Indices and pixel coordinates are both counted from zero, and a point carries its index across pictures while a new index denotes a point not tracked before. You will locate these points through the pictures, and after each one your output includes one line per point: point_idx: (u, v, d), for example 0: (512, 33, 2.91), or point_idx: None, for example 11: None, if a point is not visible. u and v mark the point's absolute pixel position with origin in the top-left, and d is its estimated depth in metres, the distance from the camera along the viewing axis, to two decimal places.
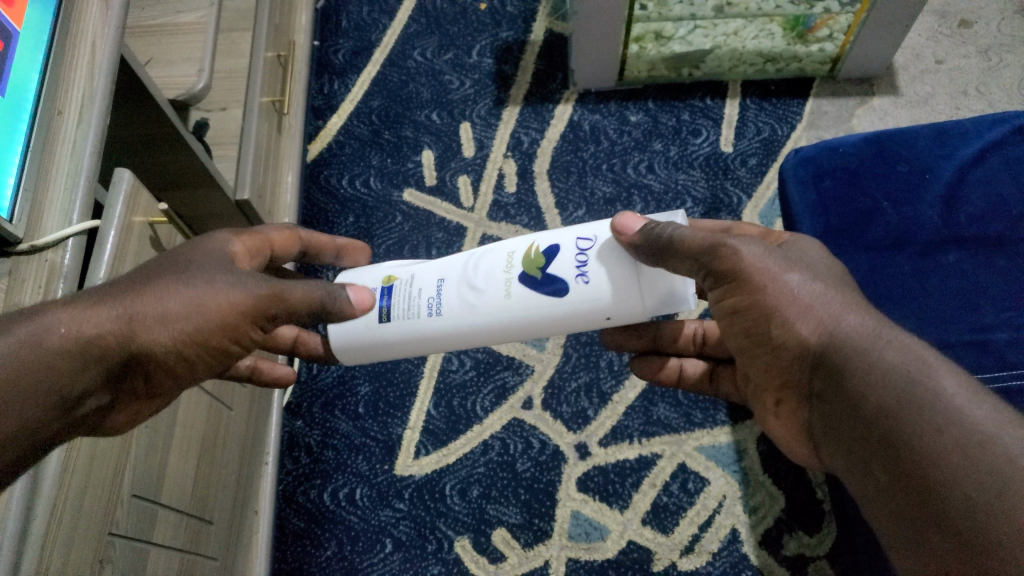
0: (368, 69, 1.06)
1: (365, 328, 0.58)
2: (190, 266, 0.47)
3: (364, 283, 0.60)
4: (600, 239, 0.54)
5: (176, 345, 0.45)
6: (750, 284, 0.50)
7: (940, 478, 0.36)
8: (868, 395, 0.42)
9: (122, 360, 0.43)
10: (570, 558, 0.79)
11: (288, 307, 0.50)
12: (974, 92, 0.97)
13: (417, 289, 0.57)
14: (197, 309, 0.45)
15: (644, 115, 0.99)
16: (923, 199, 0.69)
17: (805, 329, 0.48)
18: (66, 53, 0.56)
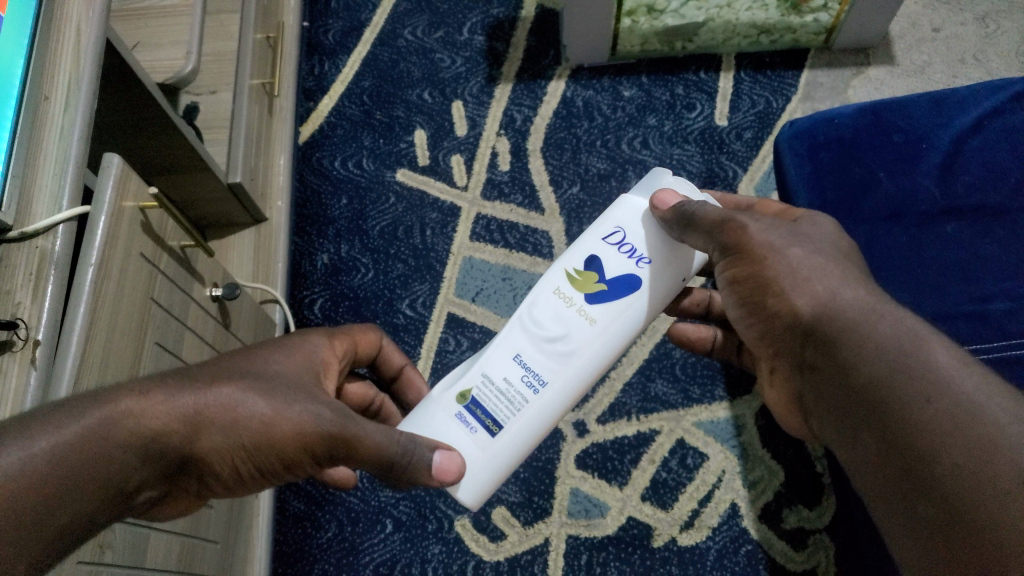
0: (359, 50, 1.05)
1: (491, 447, 0.54)
2: (273, 394, 0.45)
3: (441, 416, 0.54)
4: (626, 228, 0.57)
5: (232, 457, 0.44)
6: (751, 255, 0.49)
7: (928, 447, 0.36)
8: (858, 364, 0.41)
9: (171, 460, 0.42)
10: (570, 535, 0.79)
11: (355, 452, 0.46)
12: (971, 61, 0.96)
13: (503, 381, 0.55)
14: (264, 432, 0.44)
15: (637, 90, 0.98)
16: (919, 168, 0.68)
17: (798, 300, 0.46)
18: (52, 37, 0.56)
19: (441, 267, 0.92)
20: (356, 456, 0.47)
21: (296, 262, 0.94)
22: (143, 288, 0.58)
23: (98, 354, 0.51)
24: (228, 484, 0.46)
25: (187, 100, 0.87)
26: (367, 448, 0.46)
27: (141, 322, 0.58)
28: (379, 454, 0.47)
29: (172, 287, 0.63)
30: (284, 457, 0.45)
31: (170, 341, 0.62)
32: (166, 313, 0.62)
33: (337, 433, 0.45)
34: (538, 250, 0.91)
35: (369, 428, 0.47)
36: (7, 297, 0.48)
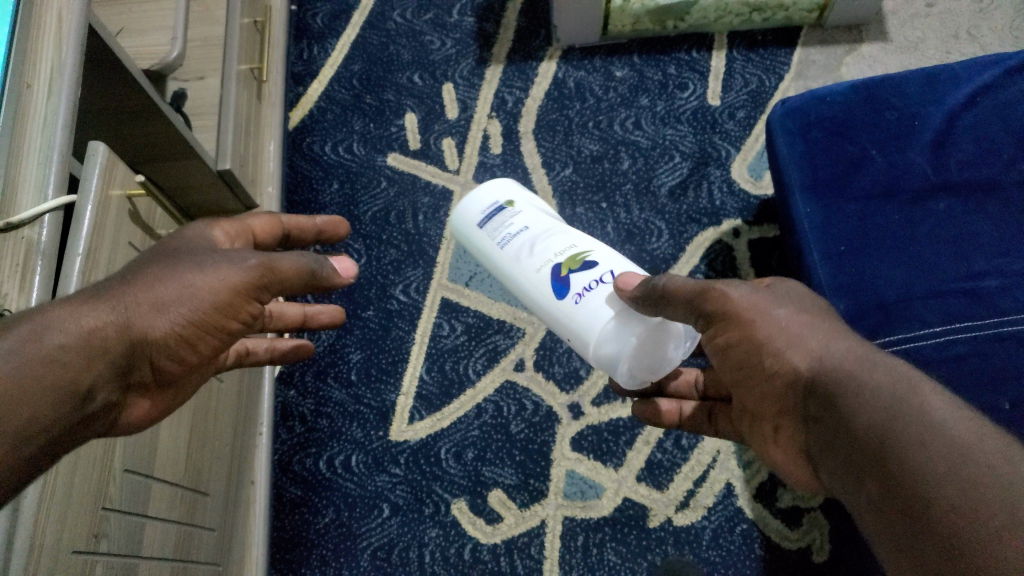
0: (348, 33, 1.04)
1: (467, 227, 0.71)
2: (180, 259, 0.47)
3: (493, 195, 0.71)
4: (610, 284, 0.57)
5: (179, 329, 0.46)
6: (737, 319, 0.49)
7: (926, 488, 0.34)
8: (856, 412, 0.40)
9: (121, 352, 0.43)
10: (566, 517, 0.79)
11: (279, 280, 0.49)
12: (965, 36, 0.96)
13: (512, 223, 0.67)
14: (192, 292, 0.46)
15: (629, 70, 0.98)
16: (911, 144, 0.68)
17: (794, 357, 0.46)
18: (33, 21, 0.54)
19: (434, 252, 0.92)
20: (281, 283, 0.50)
21: None
22: None
23: None
24: (174, 360, 0.48)
25: (174, 86, 0.86)
26: (287, 273, 0.50)
27: None
28: (299, 272, 0.50)
29: None
30: (221, 315, 0.48)
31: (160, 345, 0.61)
32: None
33: (258, 267, 0.48)
34: None
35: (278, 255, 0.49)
36: None
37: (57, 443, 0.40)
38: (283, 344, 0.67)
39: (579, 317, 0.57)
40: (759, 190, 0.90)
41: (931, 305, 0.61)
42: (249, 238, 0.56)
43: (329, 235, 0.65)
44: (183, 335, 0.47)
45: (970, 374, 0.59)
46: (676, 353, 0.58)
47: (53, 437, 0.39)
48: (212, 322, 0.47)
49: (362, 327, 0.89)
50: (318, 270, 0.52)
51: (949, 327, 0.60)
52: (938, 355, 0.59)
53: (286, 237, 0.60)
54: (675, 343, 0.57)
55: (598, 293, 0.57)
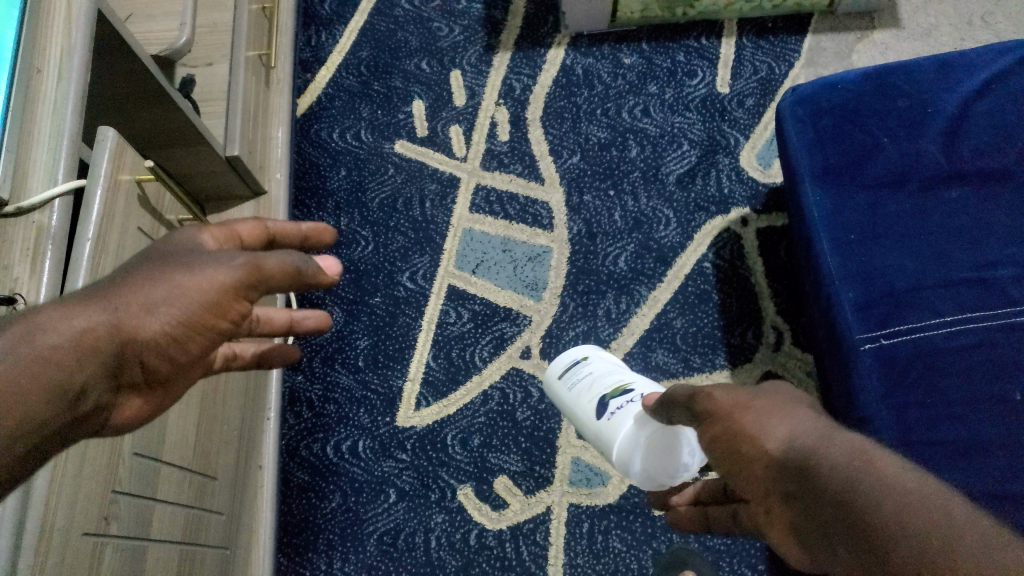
0: (355, 19, 1.04)
1: (551, 376, 0.74)
2: (171, 258, 0.42)
3: (575, 353, 0.75)
4: (637, 404, 0.61)
5: (171, 330, 0.41)
6: (718, 411, 0.44)
7: (925, 564, 0.30)
8: (837, 488, 0.34)
9: (108, 353, 0.39)
10: (572, 504, 0.80)
11: (267, 281, 0.44)
12: (979, 23, 0.94)
13: (582, 369, 0.71)
14: (180, 291, 0.41)
15: (638, 57, 0.97)
16: (923, 131, 0.67)
17: (770, 440, 0.39)
18: (42, 8, 0.55)
19: (441, 239, 0.92)
20: (269, 286, 0.44)
21: None
22: None
23: None
24: (161, 365, 0.43)
25: (183, 72, 0.86)
26: (274, 272, 0.44)
27: None
28: (285, 272, 0.45)
29: None
30: (217, 317, 0.43)
31: None
32: None
33: (246, 265, 0.42)
34: (538, 221, 0.91)
35: (264, 253, 0.44)
36: (6, 271, 0.48)
37: (45, 446, 0.37)
38: (273, 351, 0.58)
39: (610, 431, 0.61)
40: (767, 178, 0.90)
41: (941, 294, 0.61)
42: (236, 245, 0.47)
43: (314, 243, 0.53)
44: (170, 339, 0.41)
45: (981, 364, 0.58)
46: (688, 458, 0.57)
47: (41, 439, 0.36)
48: (207, 321, 0.42)
49: (369, 314, 0.89)
50: (304, 268, 0.46)
51: (959, 316, 0.60)
52: (948, 343, 0.59)
53: (270, 244, 0.50)
54: (690, 450, 0.57)
55: (625, 414, 0.60)
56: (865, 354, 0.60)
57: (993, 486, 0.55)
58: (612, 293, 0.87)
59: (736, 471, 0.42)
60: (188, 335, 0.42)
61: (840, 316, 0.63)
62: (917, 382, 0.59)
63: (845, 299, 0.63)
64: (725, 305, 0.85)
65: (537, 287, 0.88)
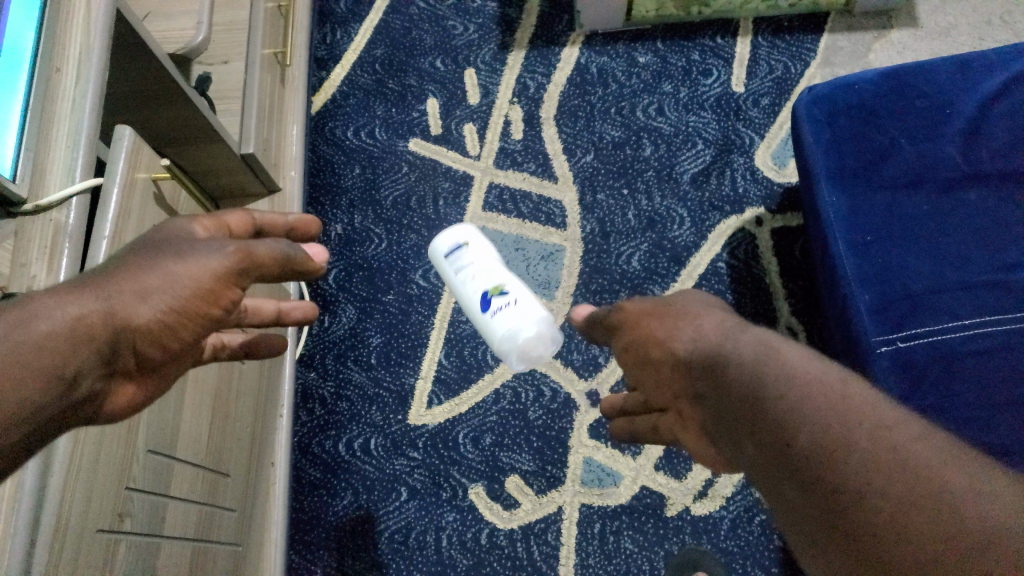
0: (370, 18, 1.05)
1: (436, 252, 0.72)
2: (163, 249, 0.42)
3: (461, 229, 0.72)
4: (516, 303, 0.64)
5: (165, 317, 0.41)
6: (654, 322, 0.47)
7: (796, 435, 0.34)
8: (733, 377, 0.38)
9: (106, 337, 0.39)
10: (583, 504, 0.79)
11: (256, 268, 0.44)
12: (998, 22, 0.93)
13: (464, 252, 0.70)
14: (173, 279, 0.41)
15: (653, 56, 0.97)
16: (942, 133, 0.66)
17: (680, 340, 0.44)
18: (60, 7, 0.55)
19: None
20: (257, 273, 0.45)
21: None
22: None
23: None
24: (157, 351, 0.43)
25: (199, 70, 0.87)
26: (265, 259, 0.45)
27: None
28: (274, 259, 0.45)
29: None
30: (208, 305, 0.43)
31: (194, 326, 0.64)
32: None
33: (237, 253, 0.43)
34: (551, 220, 0.91)
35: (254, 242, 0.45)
36: (23, 269, 0.48)
37: (32, 435, 0.36)
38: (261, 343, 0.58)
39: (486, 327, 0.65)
40: (783, 178, 0.89)
41: (960, 297, 0.60)
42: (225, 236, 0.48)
43: (299, 235, 0.56)
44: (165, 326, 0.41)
45: (1000, 367, 0.57)
46: (539, 351, 0.64)
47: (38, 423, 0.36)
48: (199, 309, 0.42)
49: (382, 312, 0.90)
50: (295, 254, 0.47)
51: (978, 320, 0.59)
52: (966, 347, 0.58)
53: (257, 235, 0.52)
54: (541, 339, 0.63)
55: (501, 317, 0.64)
56: (882, 357, 0.59)
57: None
58: (625, 292, 0.86)
59: (645, 370, 0.48)
60: (183, 320, 0.42)
61: (856, 318, 0.62)
62: (934, 386, 0.58)
63: (861, 301, 0.62)
64: (738, 305, 0.85)
65: (550, 285, 0.88)
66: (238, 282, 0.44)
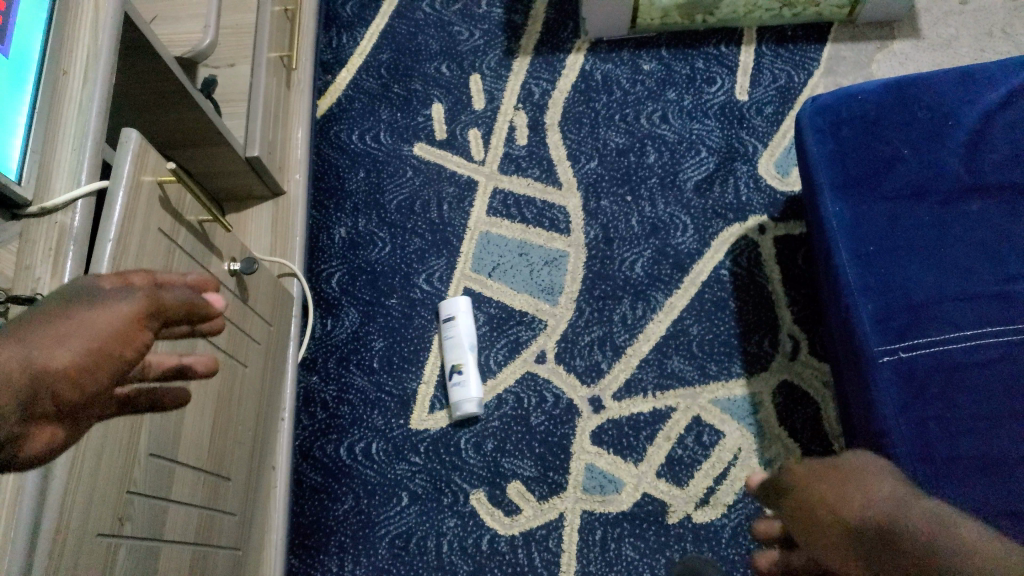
0: (376, 23, 1.05)
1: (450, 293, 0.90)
2: (68, 300, 0.39)
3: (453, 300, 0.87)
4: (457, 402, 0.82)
5: (87, 364, 0.37)
6: (835, 483, 0.51)
7: None
8: (931, 555, 0.44)
9: (27, 385, 0.35)
10: (585, 510, 0.79)
11: (164, 314, 0.43)
12: (999, 34, 0.94)
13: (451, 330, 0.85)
14: (88, 327, 0.38)
15: (657, 64, 0.97)
16: (944, 144, 0.67)
17: (857, 506, 0.48)
18: (70, 11, 0.56)
19: (458, 242, 0.92)
20: (164, 320, 0.44)
21: (313, 236, 0.94)
22: (161, 264, 0.57)
23: None
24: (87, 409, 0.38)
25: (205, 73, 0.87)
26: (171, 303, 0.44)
27: None
28: (179, 305, 0.45)
29: (192, 261, 0.62)
30: (128, 352, 0.40)
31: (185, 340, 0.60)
32: None
33: (145, 298, 0.42)
34: (555, 226, 0.91)
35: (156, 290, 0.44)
36: (27, 272, 0.48)
37: None
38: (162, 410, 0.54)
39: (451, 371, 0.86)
40: (785, 186, 0.89)
41: (961, 308, 0.60)
42: None
43: None
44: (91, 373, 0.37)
45: (1002, 379, 0.57)
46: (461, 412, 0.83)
47: None
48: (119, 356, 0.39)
49: (385, 315, 0.89)
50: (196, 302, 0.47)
51: (979, 331, 0.59)
52: (967, 358, 0.59)
53: None
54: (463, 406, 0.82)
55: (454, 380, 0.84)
56: (884, 367, 0.60)
57: (1011, 500, 0.54)
58: (629, 299, 0.87)
59: (809, 531, 0.51)
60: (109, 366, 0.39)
61: (858, 327, 0.62)
62: (936, 396, 0.58)
63: (863, 311, 0.62)
64: (741, 313, 0.85)
65: (553, 290, 0.88)
66: (151, 325, 0.42)
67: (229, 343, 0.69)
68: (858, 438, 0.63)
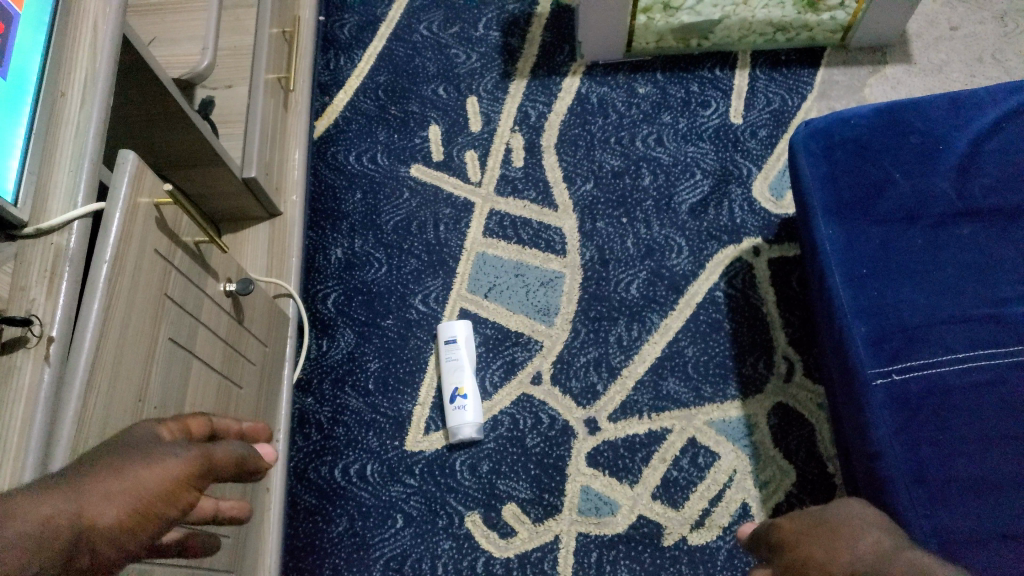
0: (374, 44, 1.06)
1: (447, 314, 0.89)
2: (126, 451, 0.40)
3: (455, 324, 0.87)
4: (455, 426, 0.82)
5: (127, 521, 0.37)
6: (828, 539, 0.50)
7: None
8: None
9: (65, 542, 0.35)
10: (580, 533, 0.79)
11: (213, 469, 0.44)
12: (989, 60, 0.95)
13: (452, 355, 0.85)
14: (136, 481, 0.38)
15: (652, 87, 0.98)
16: (935, 168, 0.67)
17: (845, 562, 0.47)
18: (69, 34, 0.56)
19: (454, 263, 0.92)
20: (214, 476, 0.44)
21: (310, 256, 0.95)
22: (157, 285, 0.57)
23: (112, 348, 0.51)
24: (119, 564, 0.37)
25: (203, 95, 0.87)
26: (223, 459, 0.45)
27: (155, 317, 0.57)
28: (228, 459, 0.45)
29: (187, 282, 0.62)
30: (176, 507, 0.40)
31: (176, 369, 0.60)
32: (179, 309, 0.61)
33: (197, 453, 0.42)
34: (551, 247, 0.91)
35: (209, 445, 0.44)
36: (22, 292, 0.48)
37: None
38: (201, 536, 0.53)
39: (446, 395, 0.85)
40: (780, 209, 0.90)
41: (953, 331, 0.61)
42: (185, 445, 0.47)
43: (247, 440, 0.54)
44: (130, 532, 0.37)
45: (994, 402, 0.58)
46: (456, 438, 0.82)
47: None
48: (167, 513, 0.39)
49: (381, 336, 0.89)
50: (244, 455, 0.47)
51: (970, 354, 0.60)
52: (959, 381, 0.59)
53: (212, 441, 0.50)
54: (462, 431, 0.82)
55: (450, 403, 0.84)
56: (877, 389, 0.60)
57: (1004, 525, 0.54)
58: (624, 320, 0.87)
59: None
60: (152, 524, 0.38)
61: (852, 349, 0.62)
62: (929, 420, 0.58)
63: (857, 334, 0.63)
64: (735, 335, 0.85)
65: (548, 311, 0.88)
66: (199, 482, 0.42)
67: (223, 363, 0.68)
68: (854, 459, 0.63)
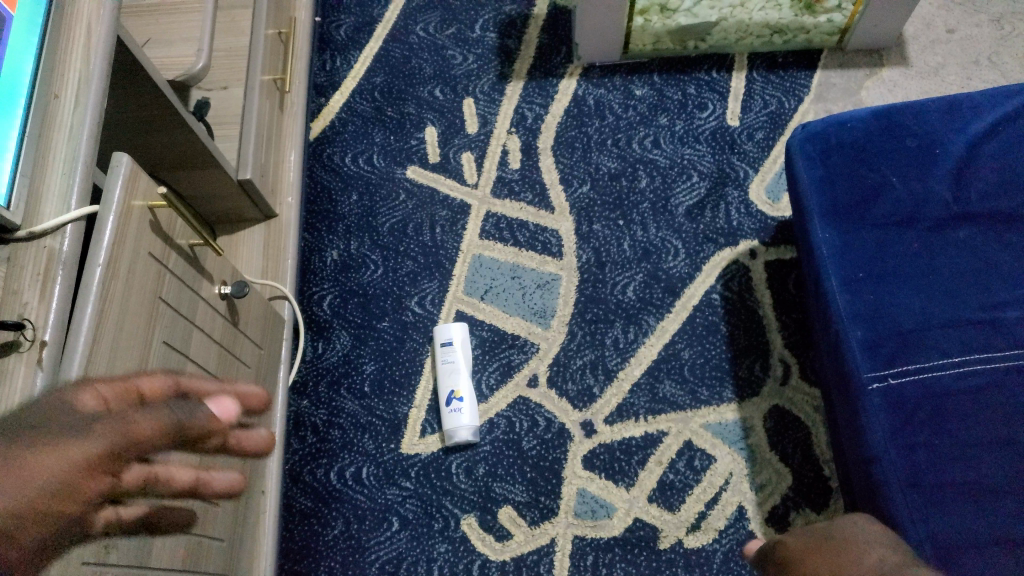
0: (370, 46, 1.06)
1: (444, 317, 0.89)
2: (51, 417, 0.41)
3: (452, 327, 0.86)
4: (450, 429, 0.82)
5: (57, 496, 0.39)
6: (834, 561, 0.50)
7: None
8: None
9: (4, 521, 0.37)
10: (576, 536, 0.79)
11: (140, 444, 0.44)
12: (985, 63, 0.95)
13: (448, 358, 0.85)
14: (59, 455, 0.40)
15: (649, 89, 0.98)
16: (931, 172, 0.67)
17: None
18: (63, 35, 0.55)
19: (451, 265, 0.92)
20: (143, 450, 0.45)
21: (305, 258, 0.94)
22: (150, 288, 0.57)
23: (106, 352, 0.51)
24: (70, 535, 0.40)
25: (198, 96, 0.87)
26: (150, 432, 0.45)
27: (148, 320, 0.56)
28: (161, 430, 0.46)
29: (181, 285, 0.62)
30: (96, 486, 0.41)
31: (170, 372, 0.60)
32: (173, 312, 0.60)
33: (109, 431, 0.43)
34: (547, 249, 0.91)
35: (136, 417, 0.45)
36: (15, 296, 0.48)
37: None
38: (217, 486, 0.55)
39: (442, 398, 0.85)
40: (776, 212, 0.90)
41: (949, 335, 0.61)
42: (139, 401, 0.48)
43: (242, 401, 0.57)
44: (68, 510, 0.39)
45: (989, 406, 0.58)
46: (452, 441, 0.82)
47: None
48: (92, 496, 0.41)
49: (377, 339, 0.89)
50: (189, 418, 0.49)
51: (967, 358, 0.60)
52: (955, 385, 0.59)
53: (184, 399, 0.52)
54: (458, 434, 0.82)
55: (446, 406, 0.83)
56: (874, 394, 0.60)
57: (1000, 530, 0.54)
58: (620, 323, 0.87)
59: None
60: (79, 505, 0.40)
61: (848, 353, 0.62)
62: (925, 424, 0.58)
63: (853, 338, 0.63)
64: (732, 338, 0.85)
65: (545, 314, 0.88)
66: (112, 461, 0.42)
67: (217, 366, 0.68)
68: (849, 463, 0.63)
